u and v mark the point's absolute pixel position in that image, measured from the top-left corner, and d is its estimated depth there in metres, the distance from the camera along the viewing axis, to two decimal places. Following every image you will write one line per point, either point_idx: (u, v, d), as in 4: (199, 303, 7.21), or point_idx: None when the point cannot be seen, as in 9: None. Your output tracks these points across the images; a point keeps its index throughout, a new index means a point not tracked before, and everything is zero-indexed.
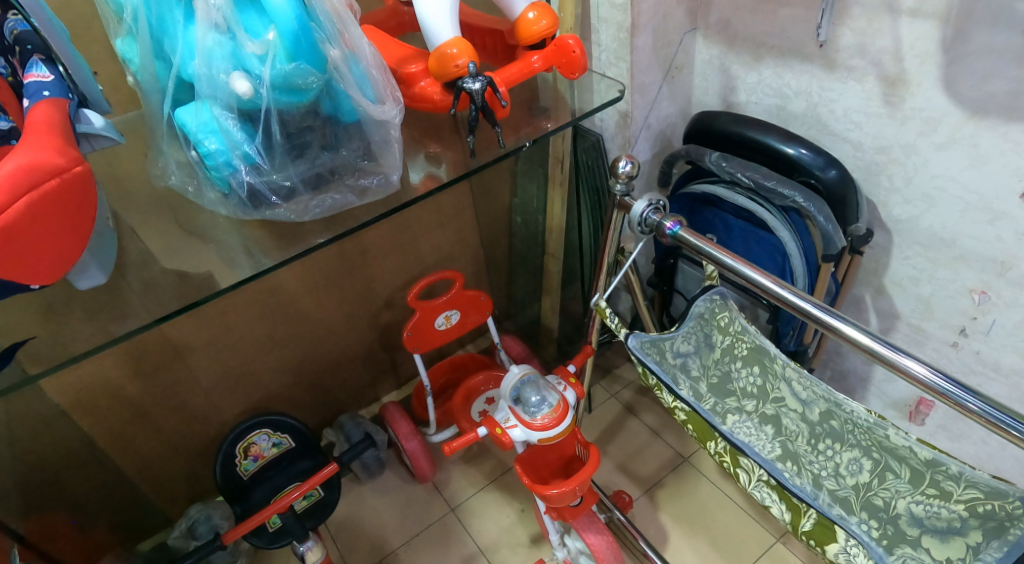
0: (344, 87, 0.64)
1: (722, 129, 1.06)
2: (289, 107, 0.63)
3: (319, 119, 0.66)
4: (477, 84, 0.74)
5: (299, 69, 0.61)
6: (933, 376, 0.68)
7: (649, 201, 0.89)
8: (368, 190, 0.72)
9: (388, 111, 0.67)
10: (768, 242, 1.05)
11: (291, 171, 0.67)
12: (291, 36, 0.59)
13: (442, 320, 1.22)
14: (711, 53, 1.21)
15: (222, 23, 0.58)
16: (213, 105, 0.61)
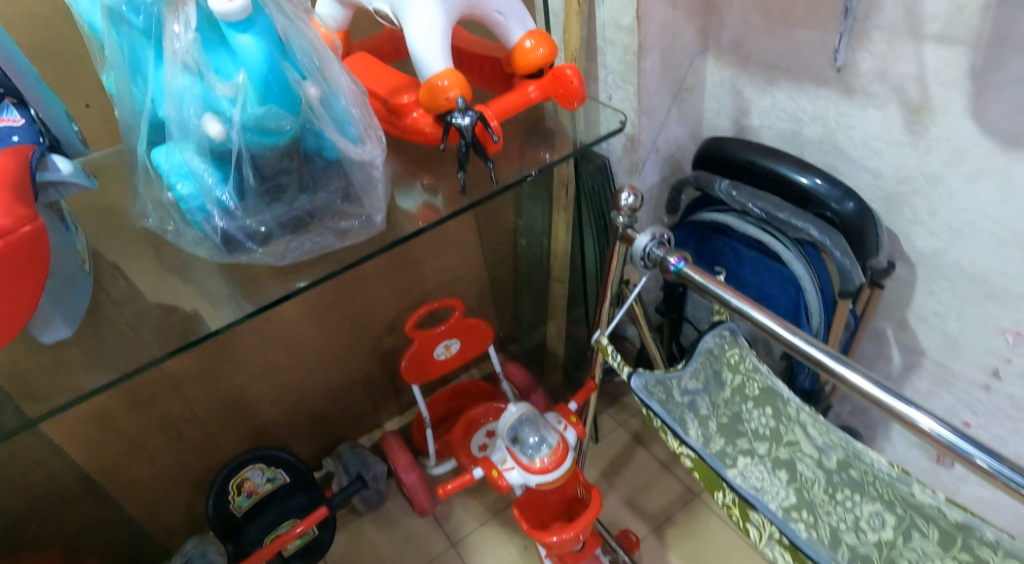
0: (321, 127, 0.61)
1: (732, 156, 1.01)
2: (263, 150, 0.59)
3: (296, 161, 0.62)
4: (466, 119, 0.71)
5: (272, 112, 0.57)
6: (941, 430, 0.63)
7: (651, 235, 0.84)
8: (353, 230, 0.69)
9: (369, 151, 0.64)
10: (781, 275, 1.00)
11: (265, 215, 0.64)
12: (264, 78, 0.56)
13: (441, 350, 1.18)
14: (722, 75, 1.16)
15: (192, 65, 0.55)
16: (184, 148, 0.58)
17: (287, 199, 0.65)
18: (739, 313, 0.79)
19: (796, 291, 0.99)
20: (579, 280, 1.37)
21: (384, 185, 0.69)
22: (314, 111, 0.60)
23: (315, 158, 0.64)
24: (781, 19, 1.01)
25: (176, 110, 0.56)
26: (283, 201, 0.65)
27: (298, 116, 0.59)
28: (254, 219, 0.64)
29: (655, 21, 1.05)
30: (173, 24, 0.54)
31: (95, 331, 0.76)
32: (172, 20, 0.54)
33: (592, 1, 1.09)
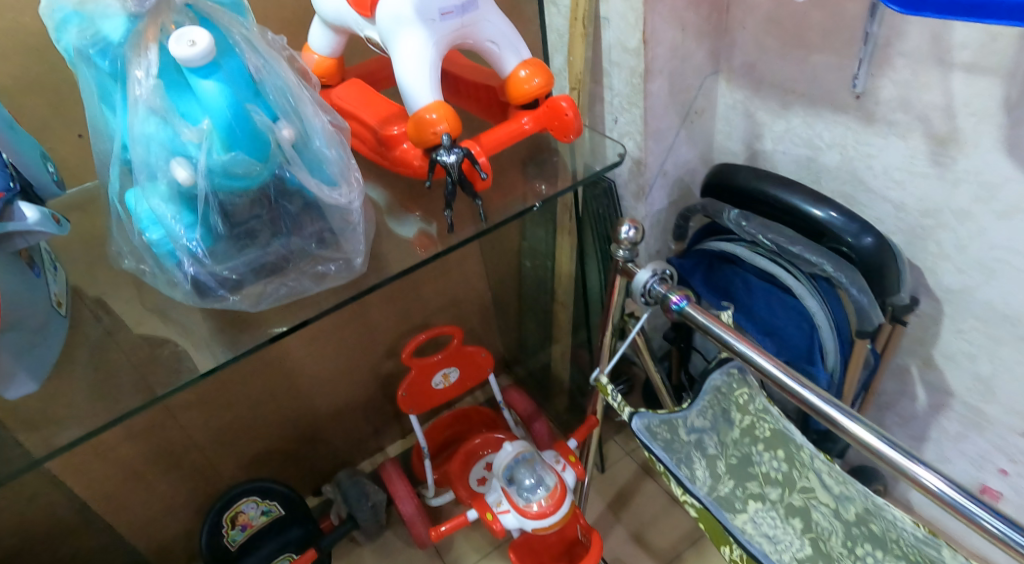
0: (294, 172, 0.61)
1: (743, 183, 0.96)
2: (232, 196, 0.59)
3: (268, 208, 0.62)
4: (452, 156, 0.68)
5: (239, 158, 0.57)
6: (947, 489, 0.61)
7: (653, 270, 0.80)
8: (331, 274, 0.69)
9: (346, 196, 0.64)
10: (793, 309, 0.97)
11: (237, 261, 0.64)
12: (229, 123, 0.55)
13: (440, 379, 1.15)
14: (735, 97, 1.13)
15: (157, 112, 0.54)
16: (151, 193, 0.57)
17: (258, 241, 0.64)
18: (742, 356, 0.75)
19: (810, 326, 0.96)
20: (580, 307, 1.30)
21: (360, 227, 0.69)
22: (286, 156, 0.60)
23: (293, 200, 0.64)
24: (797, 42, 0.99)
25: (141, 156, 0.55)
26: (254, 242, 0.64)
27: (268, 162, 0.59)
28: (225, 266, 0.64)
29: (663, 44, 1.02)
30: (137, 69, 0.54)
31: (89, 373, 0.76)
32: (137, 66, 0.54)
33: (599, 23, 1.06)
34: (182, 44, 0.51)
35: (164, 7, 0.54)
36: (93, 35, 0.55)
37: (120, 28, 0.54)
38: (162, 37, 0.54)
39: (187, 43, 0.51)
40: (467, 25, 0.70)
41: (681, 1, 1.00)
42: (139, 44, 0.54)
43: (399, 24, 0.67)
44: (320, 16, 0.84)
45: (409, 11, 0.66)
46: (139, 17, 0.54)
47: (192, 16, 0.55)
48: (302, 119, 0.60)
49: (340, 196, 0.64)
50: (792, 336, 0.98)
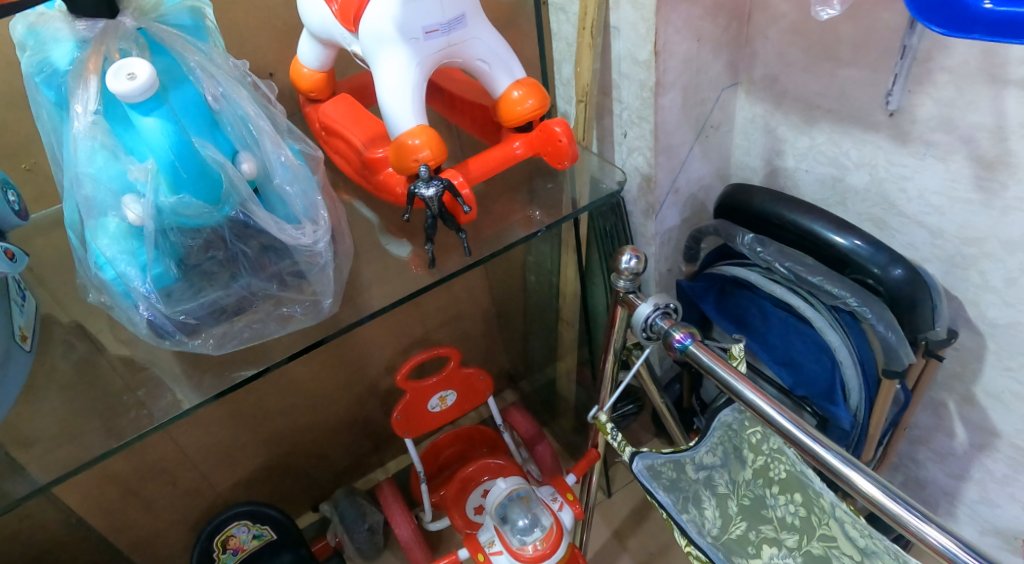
0: (245, 208, 0.61)
1: (760, 209, 0.91)
2: (181, 236, 0.60)
3: (222, 248, 0.62)
4: (431, 188, 0.62)
5: (185, 196, 0.58)
6: (962, 553, 0.56)
7: (656, 303, 0.75)
8: (299, 315, 0.69)
9: (309, 239, 0.65)
10: (812, 341, 0.92)
11: (191, 306, 0.63)
12: (172, 161, 0.56)
13: (436, 402, 1.10)
14: (754, 111, 1.09)
15: (102, 150, 0.55)
16: (99, 233, 0.58)
17: (219, 283, 0.64)
18: (744, 399, 0.69)
19: (831, 361, 0.91)
20: (586, 325, 1.23)
21: (325, 266, 0.69)
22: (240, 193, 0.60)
23: (251, 242, 0.64)
24: (823, 55, 0.95)
25: (86, 191, 0.57)
26: (216, 284, 0.64)
27: (217, 201, 0.60)
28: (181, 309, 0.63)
29: (676, 55, 0.97)
30: (80, 101, 0.55)
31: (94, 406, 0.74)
32: (79, 97, 0.55)
33: (607, 32, 1.00)
34: (119, 77, 0.52)
35: (111, 35, 0.56)
36: (42, 62, 0.57)
37: (66, 57, 0.56)
38: (104, 66, 0.56)
39: (125, 75, 0.52)
40: (454, 43, 0.65)
41: (697, 10, 0.95)
42: (82, 73, 0.56)
43: (381, 43, 0.62)
44: (308, 29, 0.80)
45: (391, 29, 0.62)
46: (87, 43, 0.56)
47: (139, 44, 0.57)
48: (258, 153, 0.62)
49: (300, 239, 0.64)
50: (812, 370, 0.93)
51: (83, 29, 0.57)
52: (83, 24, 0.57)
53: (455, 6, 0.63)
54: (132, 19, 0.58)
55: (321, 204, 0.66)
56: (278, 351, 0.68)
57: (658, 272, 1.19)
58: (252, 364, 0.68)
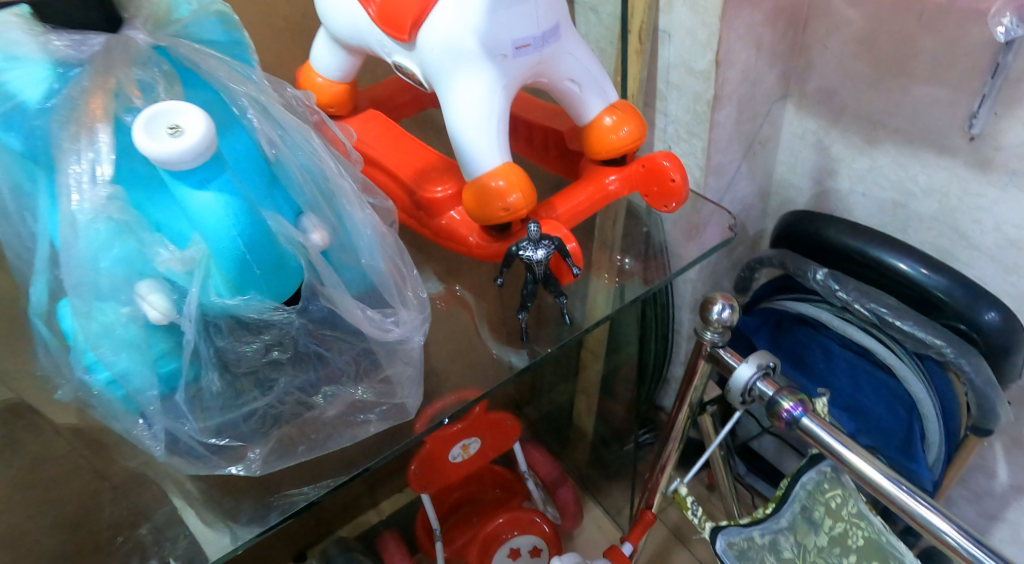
0: (322, 287, 0.48)
1: (840, 243, 0.85)
2: (232, 339, 0.46)
3: (289, 346, 0.49)
4: (540, 253, 0.46)
5: (252, 295, 0.44)
6: None
7: (758, 363, 0.67)
8: (378, 422, 0.54)
9: (402, 332, 0.51)
10: (887, 390, 0.86)
11: (231, 417, 0.48)
12: (239, 252, 0.43)
13: (458, 451, 0.95)
14: (805, 126, 1.00)
15: (122, 230, 0.40)
16: (102, 342, 0.42)
17: (276, 384, 0.49)
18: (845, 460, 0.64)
19: (908, 412, 0.85)
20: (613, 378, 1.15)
21: (417, 367, 0.54)
22: (316, 274, 0.47)
23: (335, 347, 0.51)
24: (893, 68, 0.85)
25: (86, 285, 0.40)
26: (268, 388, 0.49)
27: (290, 293, 0.47)
28: (215, 423, 0.47)
29: (735, 65, 0.86)
30: (78, 159, 0.40)
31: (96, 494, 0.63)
32: (76, 154, 0.40)
33: (655, 36, 0.89)
34: (158, 131, 0.39)
35: (121, 60, 0.43)
36: None
37: (39, 88, 0.42)
38: (118, 113, 0.41)
39: (166, 130, 0.39)
40: (545, 61, 0.52)
41: (759, 16, 0.85)
42: (83, 118, 0.40)
43: (457, 59, 0.49)
44: (325, 29, 0.66)
45: (472, 42, 0.48)
46: (86, 69, 0.42)
47: (165, 74, 0.43)
48: (329, 219, 0.48)
49: (390, 333, 0.50)
50: (886, 422, 0.87)
51: (62, 46, 0.43)
52: (62, 41, 0.43)
53: (550, 14, 0.50)
54: (145, 35, 0.45)
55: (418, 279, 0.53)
56: (338, 463, 0.55)
57: (691, 298, 1.07)
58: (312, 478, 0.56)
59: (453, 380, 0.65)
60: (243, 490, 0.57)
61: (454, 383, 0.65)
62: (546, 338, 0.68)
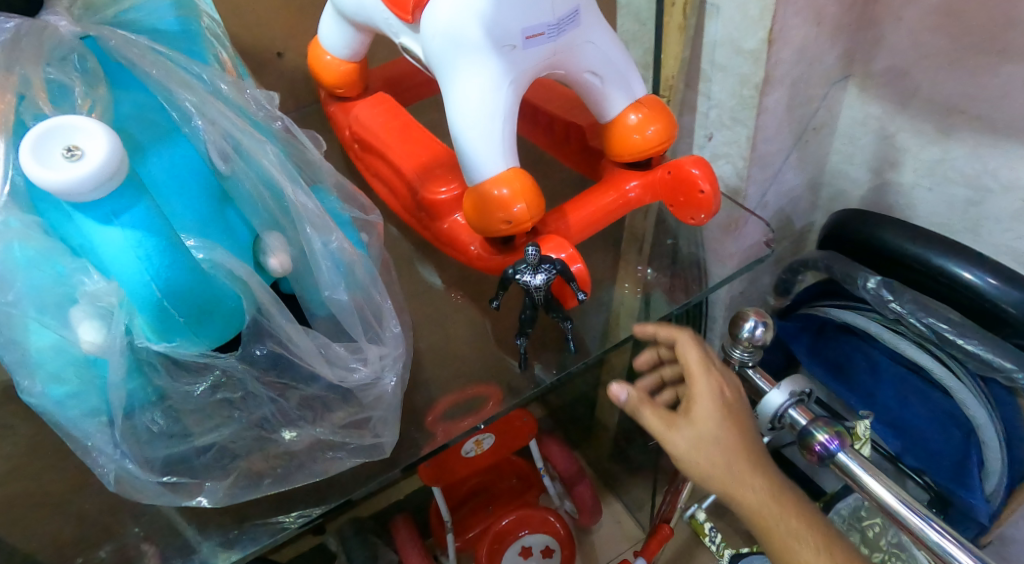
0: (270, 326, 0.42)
1: (899, 248, 0.77)
2: (171, 378, 0.41)
3: (235, 386, 0.43)
4: (539, 277, 0.42)
5: (180, 342, 0.39)
6: None
7: (791, 390, 0.62)
8: (347, 459, 0.48)
9: (369, 372, 0.45)
10: (939, 410, 0.79)
11: (182, 447, 0.43)
12: (155, 297, 0.37)
13: (471, 446, 0.91)
14: (868, 110, 0.88)
15: (22, 261, 0.35)
16: (24, 374, 0.38)
17: (226, 423, 0.44)
18: (870, 492, 0.58)
19: (963, 436, 0.77)
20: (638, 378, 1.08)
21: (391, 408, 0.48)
22: (261, 312, 0.42)
23: (288, 395, 0.45)
24: (979, 46, 0.73)
25: None
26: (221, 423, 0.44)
27: (228, 337, 0.41)
28: (161, 456, 0.42)
29: (790, 45, 0.76)
30: None
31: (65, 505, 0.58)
32: None
33: (703, 10, 0.79)
34: (56, 153, 0.34)
35: (29, 55, 0.38)
36: None
37: None
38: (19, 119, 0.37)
39: (62, 153, 0.34)
40: (561, 52, 0.46)
41: None
42: None
43: (458, 50, 0.44)
44: (332, 4, 0.61)
45: (476, 31, 0.43)
46: None
47: (83, 74, 0.39)
48: (291, 240, 0.44)
49: (354, 375, 0.44)
50: (935, 443, 0.79)
51: None
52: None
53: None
54: (69, 23, 0.40)
55: (386, 307, 0.47)
56: (309, 496, 0.54)
57: (727, 297, 1.00)
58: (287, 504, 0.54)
59: (455, 390, 0.61)
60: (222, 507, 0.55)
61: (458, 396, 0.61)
62: (547, 362, 0.61)
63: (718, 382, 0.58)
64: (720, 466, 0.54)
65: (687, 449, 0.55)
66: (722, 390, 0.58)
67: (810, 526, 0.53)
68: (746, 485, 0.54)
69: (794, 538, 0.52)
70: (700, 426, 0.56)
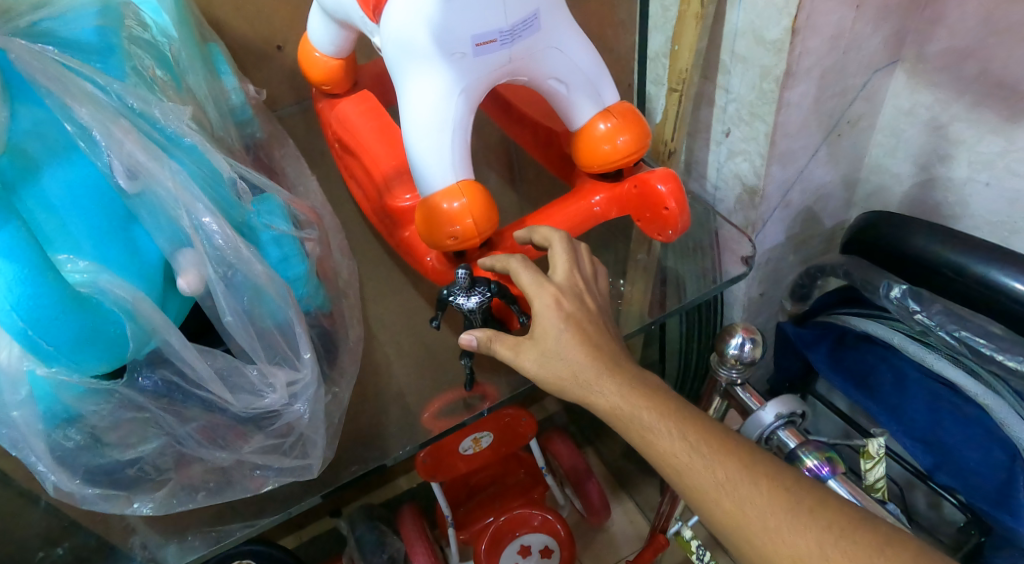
0: (171, 352, 0.41)
1: (928, 256, 0.60)
2: (85, 403, 0.41)
3: (138, 408, 0.43)
4: (472, 300, 0.47)
5: (58, 367, 0.38)
6: None
7: (780, 412, 0.58)
8: (273, 477, 0.50)
9: (280, 398, 0.45)
10: (978, 425, 0.60)
11: (107, 461, 0.44)
12: (19, 327, 0.36)
13: (469, 444, 0.89)
14: (921, 102, 0.65)
15: None
16: None
17: (148, 440, 0.45)
18: None
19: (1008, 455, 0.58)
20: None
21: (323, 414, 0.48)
22: (157, 343, 0.40)
23: (195, 419, 0.45)
24: None
25: None
26: (143, 440, 0.45)
27: (117, 363, 0.40)
28: (84, 468, 0.43)
29: (823, 31, 0.56)
30: None
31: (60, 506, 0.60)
32: None
33: None
34: None
35: None
36: None
37: None
38: None
39: None
40: (519, 58, 0.45)
41: None
42: None
43: (409, 56, 0.43)
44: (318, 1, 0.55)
45: (424, 38, 0.42)
46: None
47: None
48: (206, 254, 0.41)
49: (263, 401, 0.44)
50: (974, 463, 0.60)
51: None
52: None
53: (524, 4, 0.42)
54: None
55: (298, 334, 0.45)
56: (255, 507, 0.55)
57: (744, 297, 0.80)
58: (226, 519, 0.56)
59: (422, 404, 0.61)
60: (197, 517, 0.57)
61: (422, 413, 0.59)
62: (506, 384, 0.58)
63: (564, 300, 0.49)
64: (569, 379, 0.47)
65: (538, 372, 0.48)
66: (560, 302, 0.48)
67: (664, 412, 0.46)
68: (595, 390, 0.47)
69: (650, 428, 0.46)
70: (543, 343, 0.48)
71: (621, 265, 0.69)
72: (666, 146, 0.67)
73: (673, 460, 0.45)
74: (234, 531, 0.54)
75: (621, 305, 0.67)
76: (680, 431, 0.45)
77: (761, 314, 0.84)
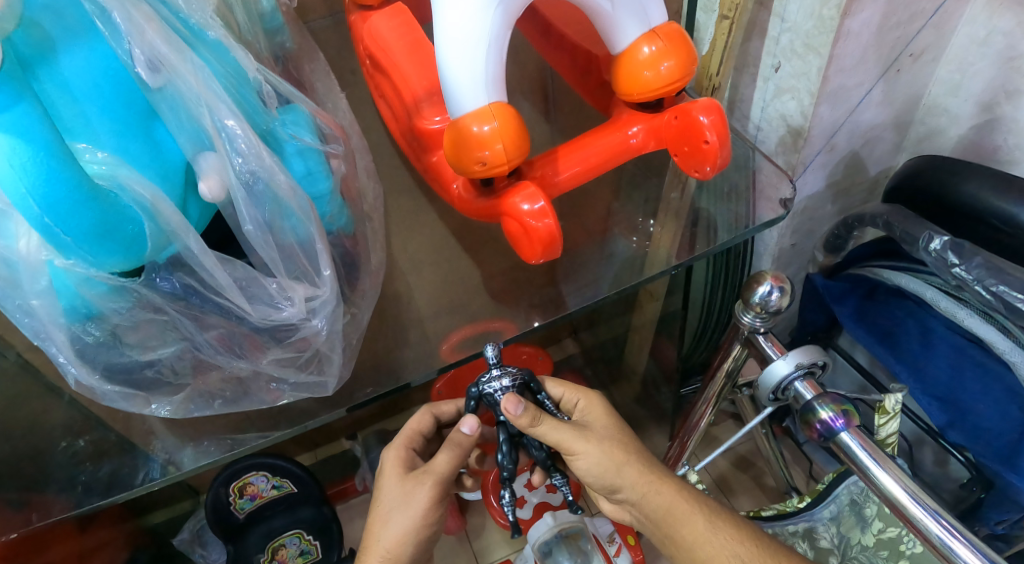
0: (189, 255, 0.41)
1: (979, 205, 0.57)
2: (104, 302, 0.41)
3: (155, 309, 0.43)
4: (504, 378, 0.50)
5: (76, 259, 0.38)
6: None
7: (800, 362, 0.58)
8: (290, 391, 0.51)
9: (298, 313, 0.44)
10: (999, 385, 0.59)
11: (126, 362, 0.45)
12: (36, 213, 0.35)
13: None
14: (999, 25, 0.59)
15: None
16: None
17: (165, 343, 0.45)
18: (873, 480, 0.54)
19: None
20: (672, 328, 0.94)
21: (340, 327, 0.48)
22: (177, 245, 0.40)
23: (211, 327, 0.45)
24: None
25: None
26: (162, 343, 0.45)
27: (135, 262, 0.40)
28: (103, 365, 0.44)
29: None
30: None
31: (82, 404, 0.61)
32: None
33: None
34: None
35: None
36: None
37: None
38: None
39: None
40: None
41: None
42: None
43: None
44: None
45: None
46: None
47: None
48: (226, 157, 0.40)
49: (281, 314, 0.44)
50: (986, 420, 0.59)
51: None
52: None
53: None
54: None
55: (320, 251, 0.44)
56: (273, 419, 0.56)
57: (776, 247, 0.78)
58: (243, 429, 0.57)
59: (438, 330, 0.61)
60: (216, 424, 0.58)
61: (438, 341, 0.60)
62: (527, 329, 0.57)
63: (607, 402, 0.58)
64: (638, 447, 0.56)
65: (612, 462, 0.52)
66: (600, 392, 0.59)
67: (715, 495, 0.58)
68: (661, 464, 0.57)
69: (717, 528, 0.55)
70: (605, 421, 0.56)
71: (652, 206, 0.67)
72: (710, 81, 0.63)
73: (712, 553, 0.54)
74: (251, 440, 0.55)
75: (649, 247, 0.65)
76: (711, 523, 0.55)
77: (791, 265, 0.82)
